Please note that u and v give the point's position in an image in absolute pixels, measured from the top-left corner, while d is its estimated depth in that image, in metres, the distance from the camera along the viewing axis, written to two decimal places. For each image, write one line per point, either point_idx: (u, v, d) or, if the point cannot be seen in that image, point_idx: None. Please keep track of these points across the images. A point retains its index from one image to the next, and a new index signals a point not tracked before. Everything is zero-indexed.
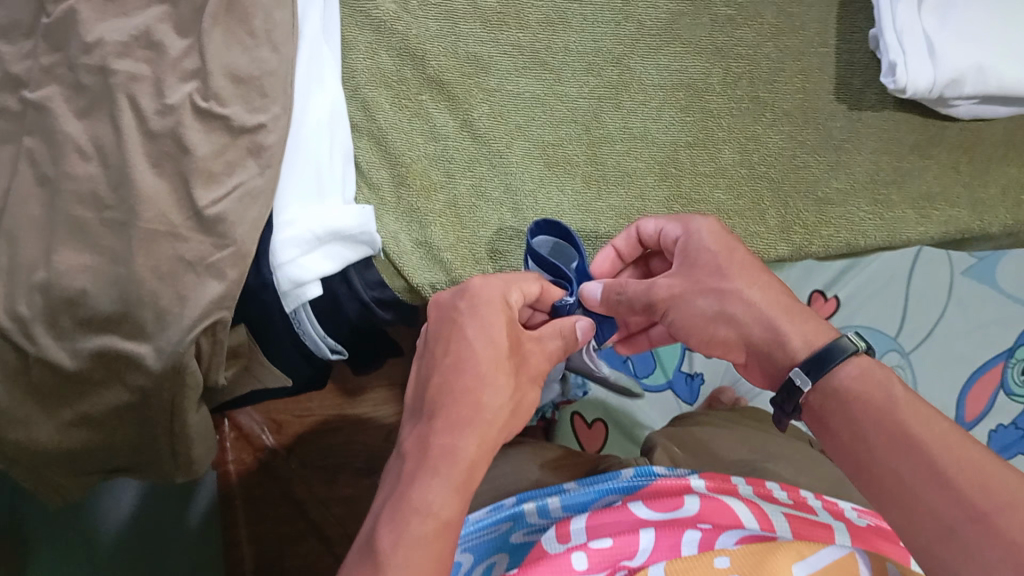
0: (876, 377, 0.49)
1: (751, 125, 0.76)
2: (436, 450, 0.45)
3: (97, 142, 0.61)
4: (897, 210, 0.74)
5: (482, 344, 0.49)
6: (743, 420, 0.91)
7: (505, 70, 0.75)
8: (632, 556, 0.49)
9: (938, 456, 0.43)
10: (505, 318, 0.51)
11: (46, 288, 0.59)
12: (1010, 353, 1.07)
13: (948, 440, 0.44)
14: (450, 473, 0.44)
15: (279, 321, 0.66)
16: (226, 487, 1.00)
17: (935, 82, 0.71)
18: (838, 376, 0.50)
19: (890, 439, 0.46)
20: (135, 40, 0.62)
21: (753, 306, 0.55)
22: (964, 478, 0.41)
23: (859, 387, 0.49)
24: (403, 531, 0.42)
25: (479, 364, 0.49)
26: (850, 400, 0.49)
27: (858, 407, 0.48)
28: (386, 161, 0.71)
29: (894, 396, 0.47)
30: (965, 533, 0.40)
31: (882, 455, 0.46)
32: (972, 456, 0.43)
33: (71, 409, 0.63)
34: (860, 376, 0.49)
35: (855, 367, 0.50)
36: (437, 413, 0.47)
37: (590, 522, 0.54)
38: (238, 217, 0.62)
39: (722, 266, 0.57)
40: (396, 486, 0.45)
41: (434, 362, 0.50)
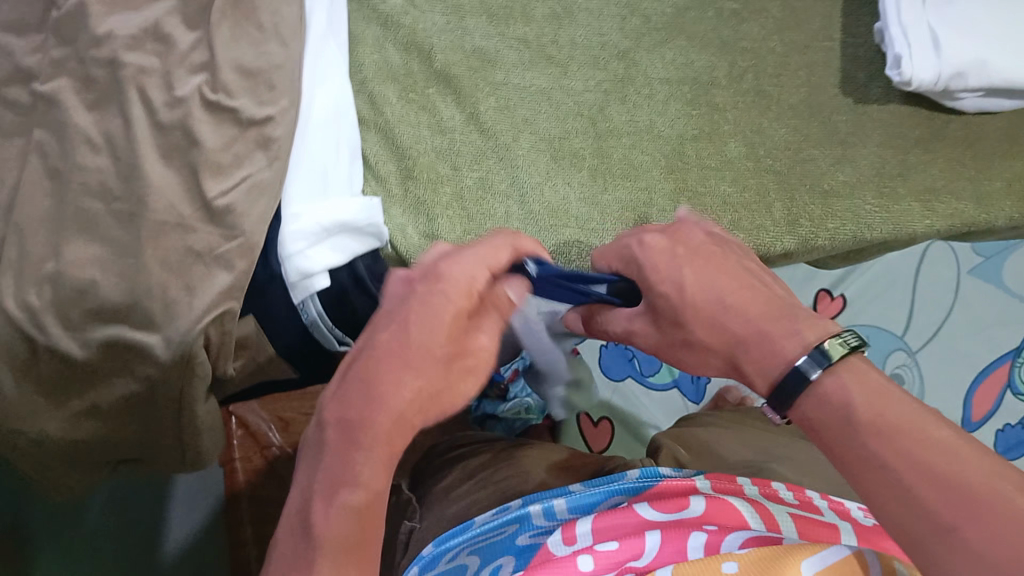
0: (833, 394, 0.45)
1: (757, 118, 0.76)
2: (355, 423, 0.45)
3: (107, 134, 0.61)
4: (904, 202, 0.74)
5: (423, 327, 0.47)
6: (748, 422, 0.90)
7: (511, 64, 0.76)
8: (639, 556, 0.50)
9: (900, 466, 0.40)
10: (460, 307, 0.48)
11: (55, 279, 0.59)
12: (1015, 354, 1.11)
13: (909, 442, 0.41)
14: (376, 448, 0.45)
15: (287, 314, 0.66)
16: (234, 487, 1.00)
17: (939, 75, 0.71)
18: (806, 404, 0.46)
19: (855, 448, 0.43)
20: (145, 33, 0.63)
21: (725, 328, 0.50)
22: (929, 490, 0.39)
23: (828, 398, 0.45)
24: (334, 502, 0.44)
25: (410, 345, 0.46)
26: (816, 416, 0.45)
27: (826, 418, 0.45)
28: (393, 155, 0.72)
29: (852, 406, 0.44)
30: (931, 547, 0.38)
31: (851, 466, 0.43)
32: (935, 459, 0.40)
33: (80, 399, 0.64)
34: (822, 397, 0.45)
35: (832, 382, 0.45)
36: (364, 386, 0.46)
37: (596, 524, 0.53)
38: (246, 208, 0.62)
39: (708, 313, 0.50)
40: (319, 455, 0.45)
41: (371, 337, 0.48)
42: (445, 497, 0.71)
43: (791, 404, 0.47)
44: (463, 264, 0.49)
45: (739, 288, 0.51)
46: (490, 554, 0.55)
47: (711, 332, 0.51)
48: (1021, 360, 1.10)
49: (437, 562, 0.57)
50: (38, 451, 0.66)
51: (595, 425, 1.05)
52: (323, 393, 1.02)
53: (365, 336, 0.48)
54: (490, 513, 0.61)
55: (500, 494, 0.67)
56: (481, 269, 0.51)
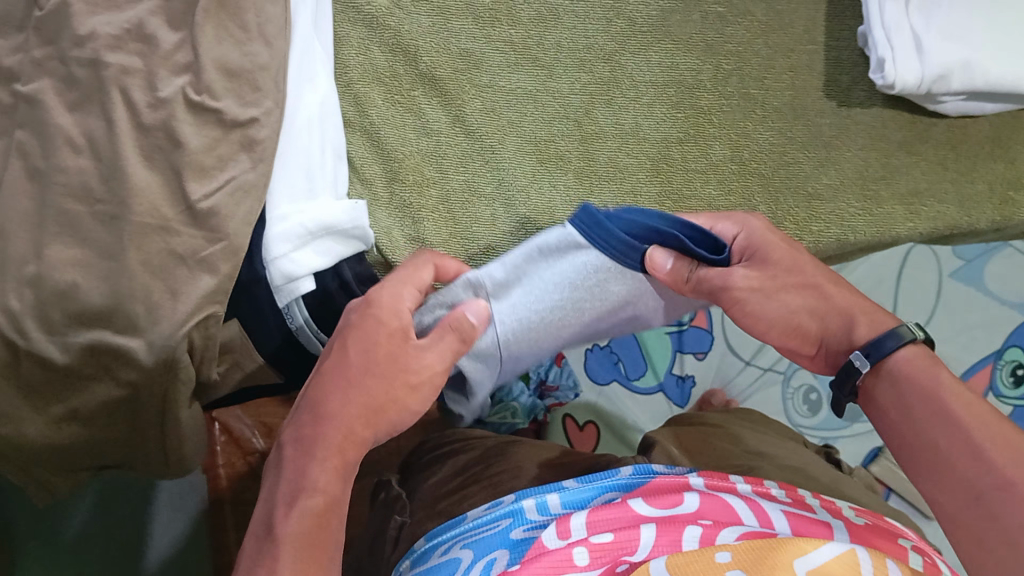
0: (921, 365, 0.53)
1: (742, 121, 0.76)
2: (307, 439, 0.53)
3: (89, 136, 0.61)
4: (886, 206, 0.75)
5: (357, 351, 0.56)
6: (740, 421, 0.91)
7: (497, 67, 0.75)
8: (634, 550, 0.50)
9: (972, 431, 0.48)
10: (392, 329, 0.58)
11: (36, 282, 0.59)
12: (998, 355, 1.13)
13: (984, 417, 0.48)
14: (325, 456, 0.53)
15: (271, 317, 0.66)
16: (217, 491, 0.98)
17: (923, 77, 0.71)
18: (893, 361, 0.54)
19: (929, 411, 0.50)
20: (127, 33, 0.62)
21: (839, 296, 0.59)
22: (999, 451, 0.46)
23: (910, 369, 0.53)
24: (293, 505, 0.50)
25: (349, 366, 0.55)
26: (900, 379, 0.53)
27: (911, 388, 0.52)
28: (379, 157, 0.71)
29: (936, 377, 0.51)
30: (992, 498, 0.45)
31: (923, 425, 0.50)
32: (1005, 431, 0.47)
33: (62, 403, 0.63)
34: (911, 358, 0.53)
35: (907, 353, 0.54)
36: (312, 408, 0.55)
37: (590, 518, 0.54)
38: (230, 211, 0.62)
39: (797, 263, 0.61)
40: (279, 471, 0.53)
41: (323, 363, 0.57)
42: (432, 495, 0.71)
43: (882, 360, 0.54)
44: (402, 287, 0.60)
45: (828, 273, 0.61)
46: (482, 548, 0.55)
47: (811, 293, 0.60)
48: (1003, 362, 1.13)
49: (432, 552, 0.58)
50: (18, 455, 0.65)
51: (581, 429, 1.03)
52: None
53: (321, 366, 0.57)
54: (482, 508, 0.61)
55: (490, 491, 0.67)
56: (410, 295, 0.60)
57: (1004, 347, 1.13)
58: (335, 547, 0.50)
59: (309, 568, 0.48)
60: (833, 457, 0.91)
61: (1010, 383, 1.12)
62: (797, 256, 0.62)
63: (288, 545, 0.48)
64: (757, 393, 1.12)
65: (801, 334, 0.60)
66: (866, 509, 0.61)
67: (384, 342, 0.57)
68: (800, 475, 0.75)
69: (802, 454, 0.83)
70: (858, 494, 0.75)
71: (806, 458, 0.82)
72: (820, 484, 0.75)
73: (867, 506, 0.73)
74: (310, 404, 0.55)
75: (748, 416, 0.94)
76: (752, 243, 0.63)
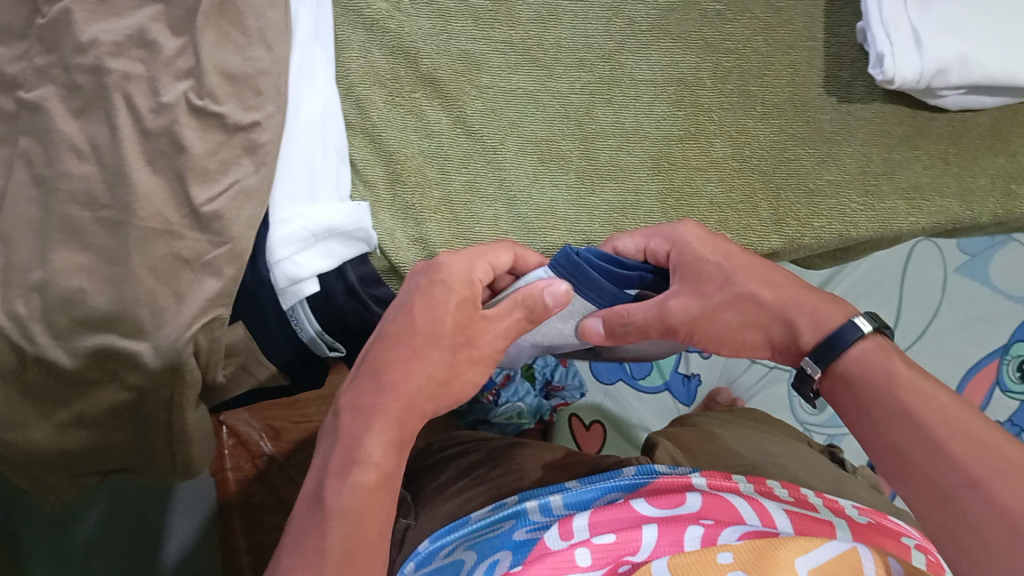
0: (874, 359, 0.52)
1: (742, 118, 0.76)
2: (366, 406, 0.52)
3: (93, 142, 0.61)
4: (888, 201, 0.75)
5: (424, 318, 0.55)
6: (742, 421, 0.91)
7: (497, 67, 0.76)
8: (635, 551, 0.50)
9: (931, 429, 0.47)
10: (459, 300, 0.57)
11: (43, 288, 0.59)
12: (1004, 350, 1.13)
13: (942, 409, 0.48)
14: (383, 426, 0.52)
15: (275, 318, 0.67)
16: (226, 495, 1.00)
17: (922, 72, 0.71)
18: (845, 360, 0.53)
19: (885, 411, 0.50)
20: (129, 40, 0.63)
21: (768, 299, 0.57)
22: (961, 447, 0.46)
23: (865, 369, 0.52)
24: (346, 478, 0.49)
25: (416, 333, 0.55)
26: (853, 379, 0.52)
27: (869, 387, 0.51)
28: (381, 160, 0.71)
29: (890, 370, 0.51)
30: (958, 497, 0.44)
31: (881, 425, 0.50)
32: (966, 425, 0.46)
33: (69, 408, 0.63)
34: (863, 359, 0.52)
35: (865, 346, 0.53)
36: (373, 374, 0.54)
37: (591, 519, 0.54)
38: (233, 215, 0.62)
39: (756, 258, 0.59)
40: (336, 437, 0.52)
41: (384, 329, 0.56)
42: (438, 496, 0.71)
43: (831, 363, 0.53)
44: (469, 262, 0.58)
45: (779, 273, 0.58)
46: (486, 549, 0.55)
47: (764, 289, 0.57)
48: (1009, 357, 1.13)
49: (434, 557, 0.57)
50: (26, 460, 0.65)
51: (587, 429, 1.05)
52: (313, 399, 1.01)
53: (377, 331, 0.57)
54: (484, 510, 0.60)
55: (496, 492, 0.67)
56: (480, 266, 0.59)
57: (1009, 342, 1.13)
58: (383, 523, 0.49)
59: (359, 546, 0.47)
60: (837, 456, 0.91)
61: (1016, 378, 1.12)
62: (725, 251, 0.59)
63: (340, 522, 0.47)
64: (762, 391, 1.12)
65: (750, 346, 0.58)
66: (870, 509, 0.61)
67: (454, 308, 0.56)
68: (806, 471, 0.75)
69: (807, 451, 0.83)
70: (860, 493, 0.75)
71: (811, 455, 0.82)
72: (827, 480, 0.75)
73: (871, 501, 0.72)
74: (371, 370, 0.54)
75: (752, 416, 0.95)
76: (682, 257, 0.60)
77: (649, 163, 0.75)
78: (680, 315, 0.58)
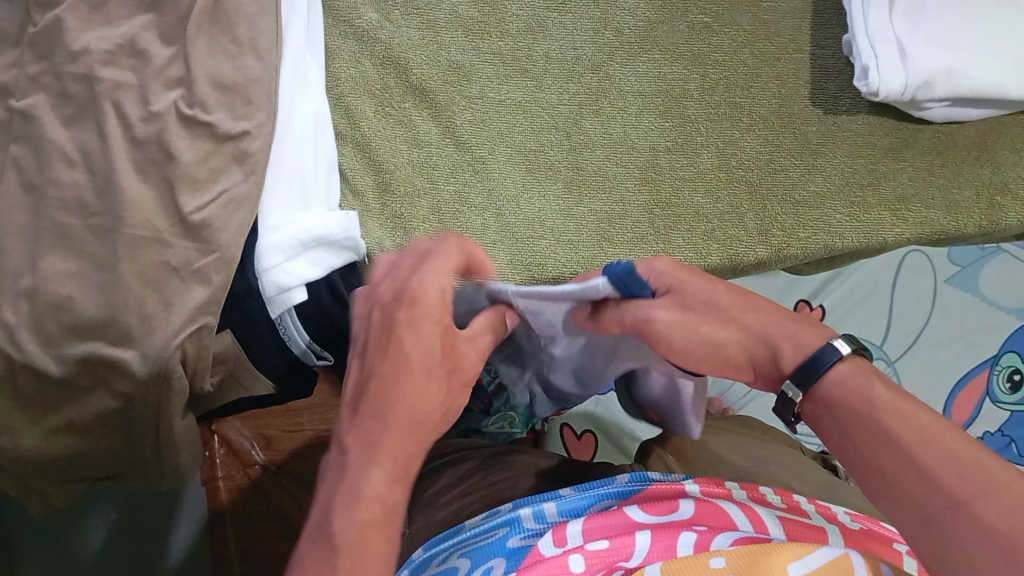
0: (851, 379, 0.49)
1: (729, 130, 0.77)
2: (369, 443, 0.52)
3: (83, 150, 0.61)
4: (873, 212, 0.75)
5: (417, 352, 0.55)
6: (734, 429, 0.91)
7: (486, 78, 0.76)
8: (629, 557, 0.50)
9: (915, 450, 0.45)
10: (441, 328, 0.56)
11: (31, 295, 0.60)
12: (994, 361, 1.13)
13: (924, 432, 0.46)
14: (384, 462, 0.51)
15: (264, 326, 0.67)
16: (218, 505, 0.99)
17: (907, 84, 0.72)
18: (825, 384, 0.50)
19: (867, 432, 0.47)
20: (121, 48, 0.63)
21: (743, 330, 0.53)
22: (946, 468, 0.44)
23: (842, 391, 0.49)
24: (352, 514, 0.49)
25: (410, 364, 0.55)
26: (836, 400, 0.49)
27: (852, 410, 0.48)
28: (370, 168, 0.72)
29: (870, 392, 0.48)
30: (945, 518, 0.42)
31: (863, 447, 0.47)
32: (948, 445, 0.45)
33: (57, 415, 0.63)
34: (842, 379, 0.49)
35: (846, 368, 0.50)
36: (372, 409, 0.54)
37: (585, 526, 0.54)
38: (222, 222, 0.62)
39: (744, 289, 0.56)
40: (340, 477, 0.51)
41: (373, 365, 0.56)
42: (427, 502, 0.71)
43: (813, 386, 0.50)
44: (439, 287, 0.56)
45: (757, 300, 0.55)
46: (480, 556, 0.54)
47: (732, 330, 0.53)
48: (1000, 367, 1.13)
49: (428, 564, 0.58)
50: (14, 466, 0.65)
51: (578, 438, 1.06)
52: (306, 409, 1.02)
53: (368, 362, 0.56)
54: (480, 518, 0.61)
55: (485, 501, 0.67)
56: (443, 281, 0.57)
57: (1000, 352, 1.13)
58: (388, 553, 0.49)
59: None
60: (831, 464, 0.91)
61: (1006, 389, 1.12)
62: (703, 276, 0.56)
63: (346, 555, 0.47)
64: (754, 401, 1.12)
65: (733, 365, 0.54)
66: (862, 515, 0.62)
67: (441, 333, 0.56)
68: (797, 483, 0.74)
69: (799, 460, 0.83)
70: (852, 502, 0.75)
71: (803, 463, 0.82)
72: (818, 489, 0.75)
73: (865, 509, 0.72)
74: (371, 403, 0.54)
75: (745, 423, 0.94)
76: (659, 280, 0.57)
77: (636, 176, 0.75)
78: (666, 327, 0.54)
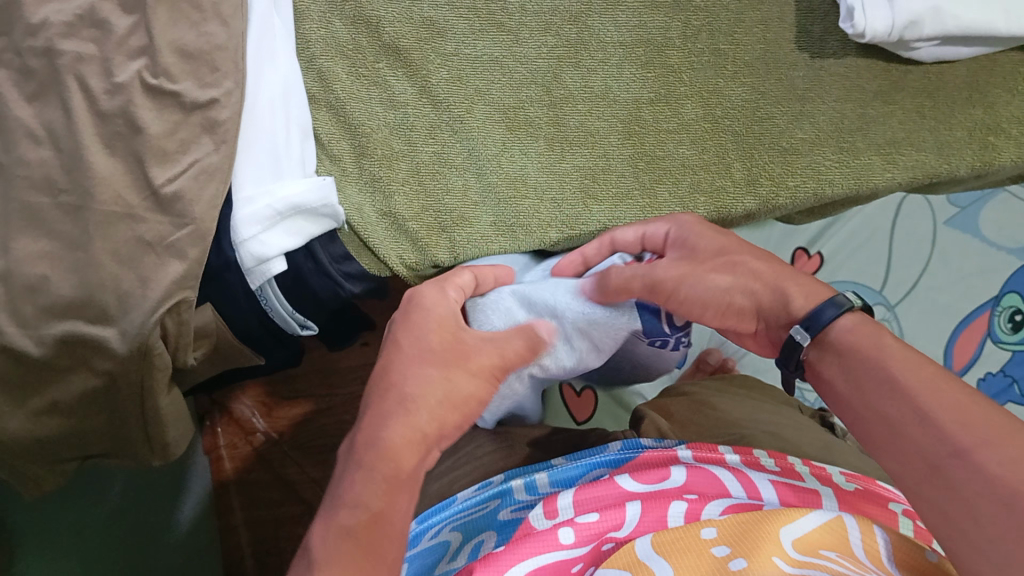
0: (860, 333, 0.47)
1: (713, 78, 0.75)
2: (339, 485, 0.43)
3: (49, 127, 0.60)
4: (863, 157, 0.73)
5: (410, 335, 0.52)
6: (736, 391, 0.89)
7: (461, 34, 0.74)
8: (618, 527, 0.49)
9: (922, 393, 0.42)
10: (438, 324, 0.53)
11: (5, 278, 0.58)
12: (996, 302, 1.09)
13: (939, 385, 0.42)
14: (368, 462, 0.44)
15: (244, 298, 0.66)
16: (221, 475, 0.99)
17: (892, 24, 0.70)
18: (836, 331, 0.47)
19: (875, 377, 0.44)
20: (80, 19, 0.61)
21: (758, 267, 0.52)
22: (915, 383, 0.42)
23: (855, 338, 0.46)
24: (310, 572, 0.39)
25: (402, 353, 0.51)
26: (846, 350, 0.46)
27: (855, 355, 0.46)
28: (346, 133, 0.70)
29: (883, 340, 0.45)
30: (949, 468, 0.38)
31: (874, 400, 0.44)
32: (961, 396, 0.41)
33: (41, 396, 0.62)
34: (854, 329, 0.47)
35: (849, 322, 0.47)
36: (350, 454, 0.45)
37: (578, 498, 0.52)
38: (195, 195, 0.61)
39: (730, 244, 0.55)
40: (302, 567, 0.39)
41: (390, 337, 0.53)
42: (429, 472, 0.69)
43: (822, 332, 0.48)
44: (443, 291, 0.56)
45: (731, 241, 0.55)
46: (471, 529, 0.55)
47: (761, 265, 0.52)
48: (1001, 308, 1.09)
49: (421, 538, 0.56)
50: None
51: (578, 395, 1.04)
52: (303, 375, 1.01)
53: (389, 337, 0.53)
54: (470, 489, 0.60)
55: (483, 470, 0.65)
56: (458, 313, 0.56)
57: (1001, 293, 1.09)
58: None
59: None
60: (828, 421, 0.89)
61: (1009, 329, 1.08)
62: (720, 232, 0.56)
63: None
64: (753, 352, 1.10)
65: (736, 312, 0.52)
66: (859, 474, 0.60)
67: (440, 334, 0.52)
68: (794, 441, 0.73)
69: (796, 419, 0.81)
70: (851, 456, 0.73)
71: (799, 422, 0.80)
72: (818, 446, 0.74)
73: (862, 466, 0.71)
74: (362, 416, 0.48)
75: (745, 382, 0.93)
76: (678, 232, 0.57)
77: (618, 130, 0.74)
78: (669, 271, 0.53)
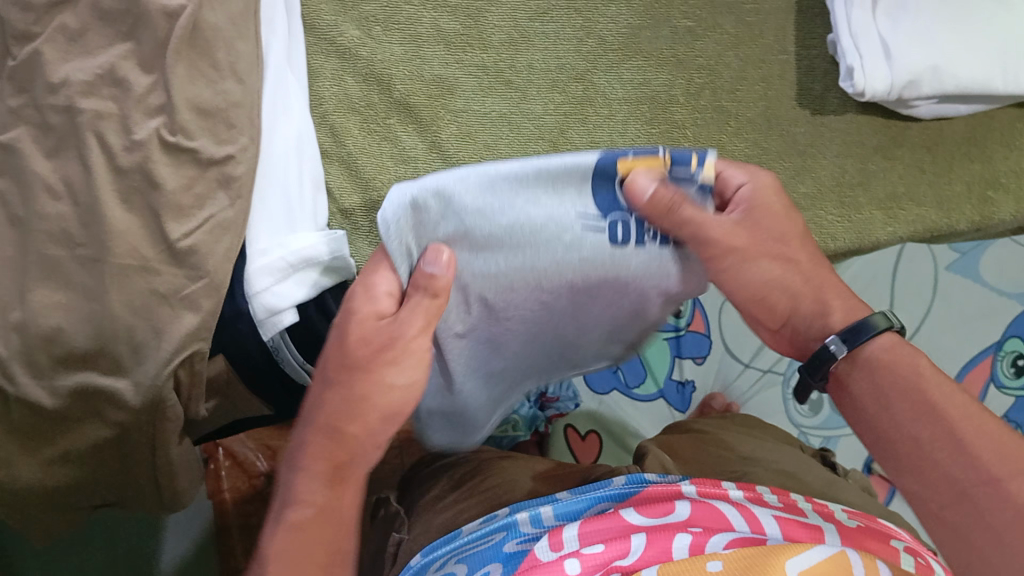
0: (901, 364, 0.54)
1: (717, 134, 0.77)
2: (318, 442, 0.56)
3: (67, 181, 0.61)
4: (864, 211, 0.76)
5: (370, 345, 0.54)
6: (738, 429, 0.90)
7: (469, 92, 0.76)
8: (625, 555, 0.49)
9: (956, 423, 0.50)
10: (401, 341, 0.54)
11: (22, 328, 0.59)
12: (998, 346, 1.11)
13: (970, 416, 0.51)
14: (328, 457, 0.56)
15: (257, 350, 0.67)
16: (225, 518, 0.98)
17: (892, 83, 0.72)
18: (871, 348, 0.55)
19: (910, 401, 0.52)
20: (101, 78, 0.62)
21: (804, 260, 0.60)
22: (965, 424, 0.50)
23: (889, 359, 0.54)
24: (293, 529, 0.55)
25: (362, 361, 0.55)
26: (882, 369, 0.54)
27: (889, 376, 0.54)
28: (358, 187, 0.72)
29: (919, 368, 0.53)
30: (976, 495, 0.48)
31: (902, 416, 0.53)
32: (986, 427, 0.50)
33: (52, 446, 0.63)
34: (891, 349, 0.55)
35: (887, 342, 0.55)
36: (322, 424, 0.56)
37: (581, 530, 0.53)
38: (209, 248, 0.62)
39: (784, 234, 0.60)
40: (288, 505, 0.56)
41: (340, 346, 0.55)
42: (429, 510, 0.69)
43: (863, 346, 0.55)
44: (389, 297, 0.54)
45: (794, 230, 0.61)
46: (477, 561, 0.54)
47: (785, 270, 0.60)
48: (1003, 353, 1.10)
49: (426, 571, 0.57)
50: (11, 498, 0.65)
51: (583, 439, 1.02)
52: None
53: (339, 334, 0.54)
54: (476, 522, 0.60)
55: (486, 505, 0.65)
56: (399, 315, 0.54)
57: (1004, 338, 1.11)
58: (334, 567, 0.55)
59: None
60: (829, 459, 0.89)
61: (1011, 374, 1.09)
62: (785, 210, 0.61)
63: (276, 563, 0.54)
64: (757, 395, 1.12)
65: (766, 307, 0.60)
66: (861, 513, 0.61)
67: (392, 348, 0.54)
68: (795, 481, 0.74)
69: (800, 459, 0.82)
70: (854, 497, 0.75)
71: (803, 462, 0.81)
72: (821, 484, 0.75)
73: (864, 508, 0.72)
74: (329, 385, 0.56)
75: (746, 421, 0.94)
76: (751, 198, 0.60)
77: None
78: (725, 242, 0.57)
